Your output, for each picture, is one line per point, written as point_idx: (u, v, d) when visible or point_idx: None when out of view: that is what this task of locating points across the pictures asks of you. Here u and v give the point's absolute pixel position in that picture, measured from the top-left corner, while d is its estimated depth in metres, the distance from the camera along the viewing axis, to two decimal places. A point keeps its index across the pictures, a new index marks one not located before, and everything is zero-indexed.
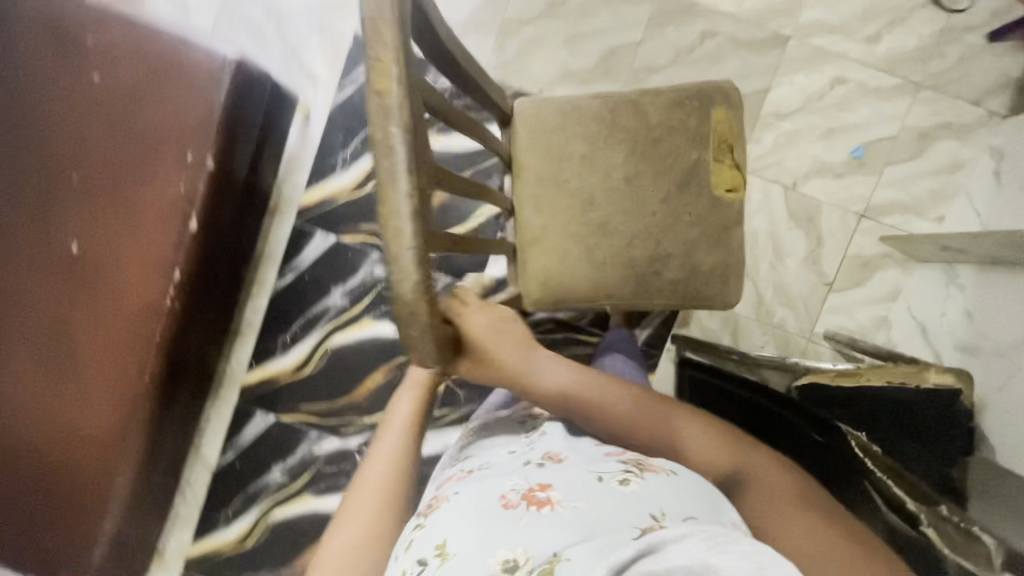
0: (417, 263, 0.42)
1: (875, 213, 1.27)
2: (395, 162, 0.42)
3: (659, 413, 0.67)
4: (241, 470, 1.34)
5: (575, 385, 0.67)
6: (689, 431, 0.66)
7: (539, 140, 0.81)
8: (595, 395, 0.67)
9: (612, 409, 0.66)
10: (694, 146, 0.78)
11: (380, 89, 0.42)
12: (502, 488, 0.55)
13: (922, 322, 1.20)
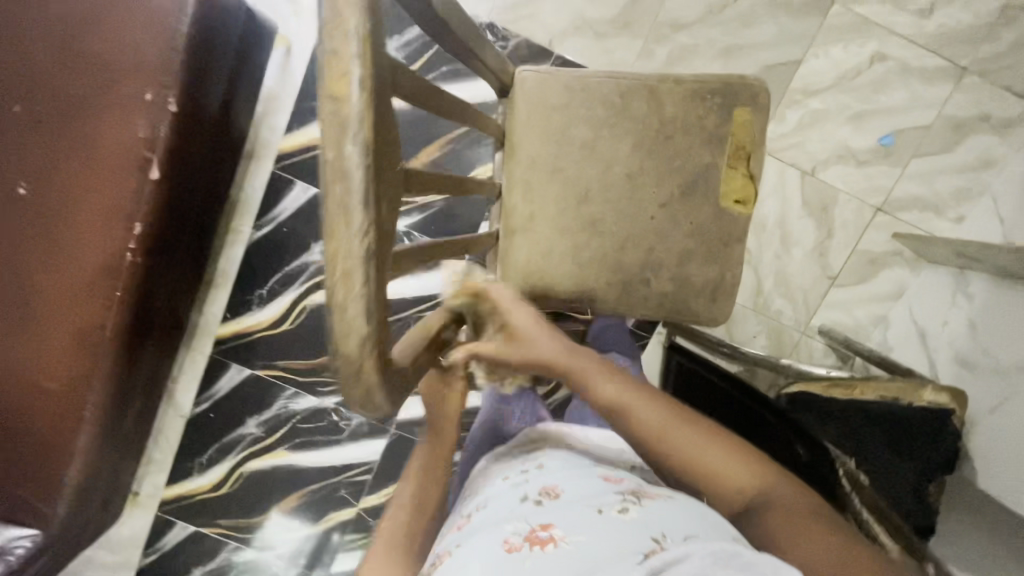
0: (371, 312, 0.31)
1: (893, 207, 1.19)
2: (346, 187, 0.29)
3: (688, 425, 0.56)
4: (215, 420, 1.32)
5: (596, 380, 0.59)
6: (721, 452, 0.55)
7: (539, 119, 0.73)
8: (619, 393, 0.58)
9: (635, 411, 0.57)
10: (706, 149, 0.74)
11: (334, 93, 0.29)
12: (503, 533, 0.51)
13: (922, 328, 1.14)
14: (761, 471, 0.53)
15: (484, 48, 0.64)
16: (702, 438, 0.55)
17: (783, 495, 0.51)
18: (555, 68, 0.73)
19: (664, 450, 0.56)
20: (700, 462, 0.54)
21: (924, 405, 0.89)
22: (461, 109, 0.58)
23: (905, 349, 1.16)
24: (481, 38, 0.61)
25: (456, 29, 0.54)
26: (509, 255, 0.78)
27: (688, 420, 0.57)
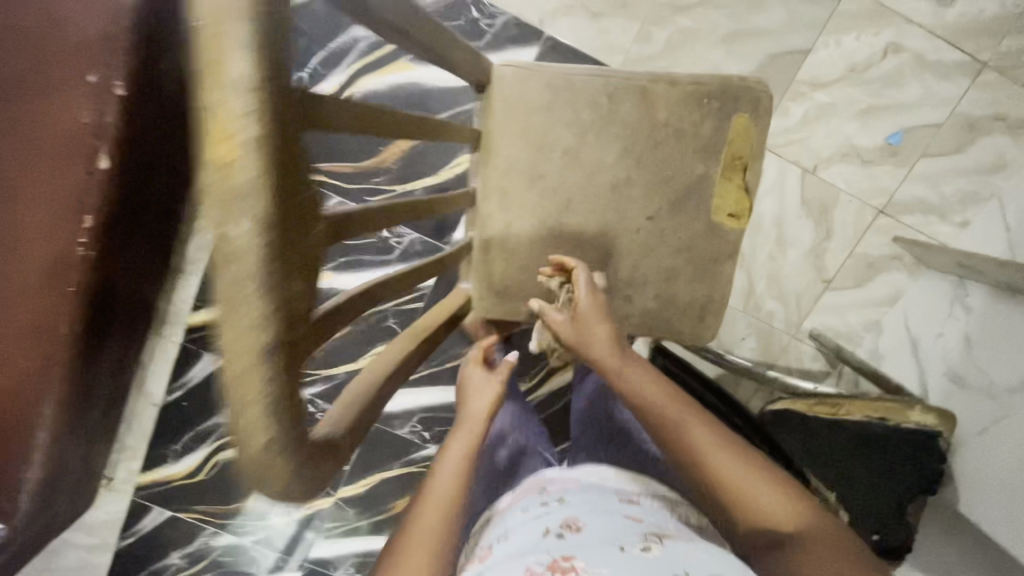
0: (271, 415, 0.25)
1: (895, 210, 1.14)
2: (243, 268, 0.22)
3: (732, 448, 0.52)
4: (189, 409, 1.30)
5: (645, 388, 0.57)
6: (763, 482, 0.50)
7: (517, 122, 0.67)
8: (668, 405, 0.56)
9: (678, 424, 0.54)
10: (700, 158, 0.68)
11: (215, 158, 0.22)
12: (524, 562, 0.49)
13: (916, 337, 1.11)
14: (804, 509, 0.49)
15: (457, 45, 0.57)
16: (746, 464, 0.51)
17: (826, 536, 0.46)
18: (536, 64, 0.66)
19: (701, 471, 0.52)
20: (737, 489, 0.50)
21: (912, 426, 0.86)
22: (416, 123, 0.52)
23: (896, 358, 1.13)
24: (450, 37, 0.54)
25: (418, 31, 0.48)
26: (483, 266, 0.73)
27: (733, 443, 0.53)
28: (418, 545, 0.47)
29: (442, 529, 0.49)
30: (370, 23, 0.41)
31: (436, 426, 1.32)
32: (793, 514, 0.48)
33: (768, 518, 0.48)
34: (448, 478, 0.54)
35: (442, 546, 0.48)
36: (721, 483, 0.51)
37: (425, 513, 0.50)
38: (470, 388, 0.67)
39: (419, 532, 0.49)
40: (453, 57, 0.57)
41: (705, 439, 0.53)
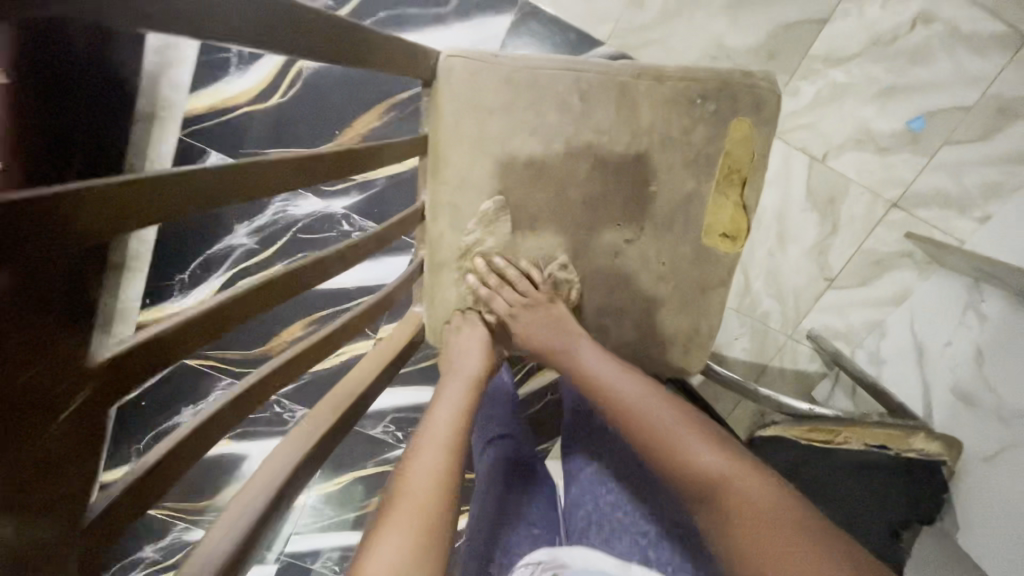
0: None
1: (910, 203, 1.03)
2: None
3: (671, 412, 0.49)
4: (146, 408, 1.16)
5: (599, 364, 0.55)
6: (701, 440, 0.45)
7: (467, 129, 0.55)
8: (618, 379, 0.53)
9: (626, 393, 0.51)
10: (690, 171, 0.58)
11: None
12: None
13: (921, 345, 1.00)
14: (747, 464, 0.43)
15: (382, 42, 0.46)
16: (684, 427, 0.47)
17: (760, 488, 0.40)
18: (491, 55, 0.54)
19: (639, 436, 0.48)
20: (671, 448, 0.45)
21: (914, 454, 0.79)
22: (309, 167, 0.41)
23: (897, 363, 1.03)
24: (354, 29, 0.41)
25: (300, 29, 0.35)
26: (439, 290, 0.64)
27: (680, 411, 0.49)
28: (417, 492, 0.44)
29: (441, 472, 0.46)
30: (253, 41, 0.32)
31: (410, 426, 1.26)
32: (729, 464, 0.43)
33: (701, 474, 0.43)
34: (443, 432, 0.51)
35: (447, 491, 0.45)
36: (657, 444, 0.46)
37: (421, 462, 0.47)
38: (453, 347, 0.63)
39: (415, 480, 0.45)
40: (361, 61, 0.43)
41: (651, 408, 0.49)
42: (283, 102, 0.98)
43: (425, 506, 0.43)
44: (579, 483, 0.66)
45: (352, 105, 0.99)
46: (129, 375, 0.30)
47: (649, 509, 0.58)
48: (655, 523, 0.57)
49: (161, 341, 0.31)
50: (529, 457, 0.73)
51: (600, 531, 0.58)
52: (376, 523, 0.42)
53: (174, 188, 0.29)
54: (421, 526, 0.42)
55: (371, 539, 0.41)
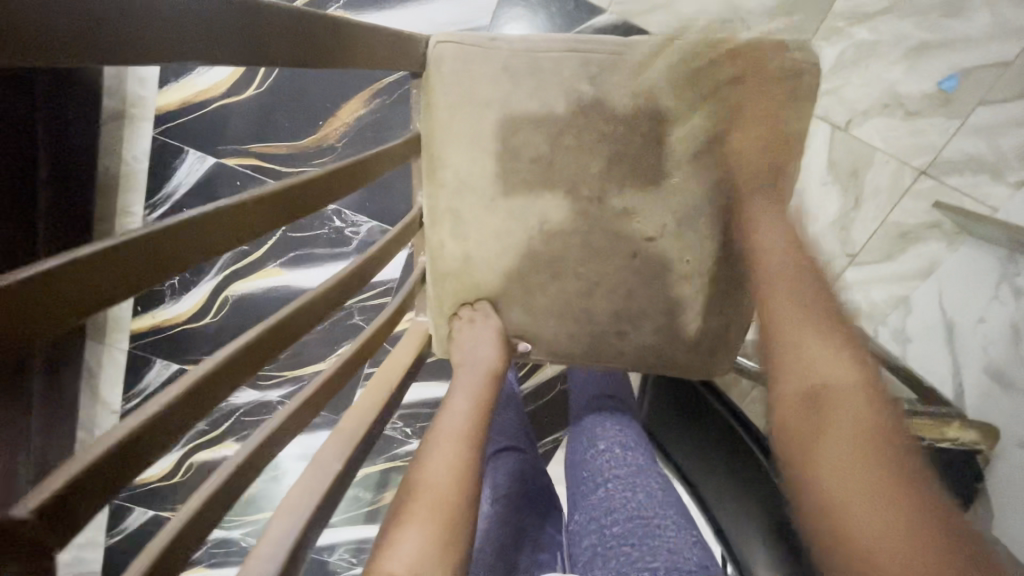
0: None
1: (939, 170, 0.96)
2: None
3: (815, 308, 0.46)
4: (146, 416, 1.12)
5: (766, 231, 0.50)
6: (832, 348, 0.43)
7: (462, 127, 0.50)
8: (775, 256, 0.49)
9: (779, 271, 0.48)
10: (717, 161, 0.51)
11: None
12: None
13: (951, 322, 0.94)
14: (867, 387, 0.41)
15: (352, 28, 0.40)
16: (820, 331, 0.45)
17: (863, 412, 0.40)
18: (486, 39, 0.48)
19: (771, 318, 0.47)
20: (798, 341, 0.44)
21: (950, 445, 0.75)
22: (285, 206, 0.40)
23: (925, 341, 0.99)
24: (317, 28, 0.37)
25: (232, 28, 0.30)
26: (443, 300, 0.59)
27: (827, 311, 0.46)
28: (437, 484, 0.42)
29: (457, 464, 0.44)
30: (189, 57, 0.28)
31: (418, 422, 1.22)
32: (849, 379, 0.42)
33: (810, 378, 0.43)
34: (452, 430, 0.47)
35: (466, 486, 0.43)
36: (782, 336, 0.45)
37: (439, 452, 0.45)
38: (459, 343, 0.57)
39: (432, 473, 0.43)
40: (328, 62, 0.39)
41: (798, 298, 0.46)
42: (262, 93, 0.91)
43: (446, 496, 0.42)
44: (582, 510, 0.58)
45: (335, 92, 0.91)
46: (100, 491, 0.28)
47: (659, 543, 0.49)
48: (663, 560, 0.47)
49: (139, 437, 0.30)
50: (536, 476, 0.71)
51: (605, 566, 0.50)
52: (399, 510, 0.41)
53: (137, 250, 0.29)
54: (444, 519, 0.40)
55: (395, 527, 0.40)
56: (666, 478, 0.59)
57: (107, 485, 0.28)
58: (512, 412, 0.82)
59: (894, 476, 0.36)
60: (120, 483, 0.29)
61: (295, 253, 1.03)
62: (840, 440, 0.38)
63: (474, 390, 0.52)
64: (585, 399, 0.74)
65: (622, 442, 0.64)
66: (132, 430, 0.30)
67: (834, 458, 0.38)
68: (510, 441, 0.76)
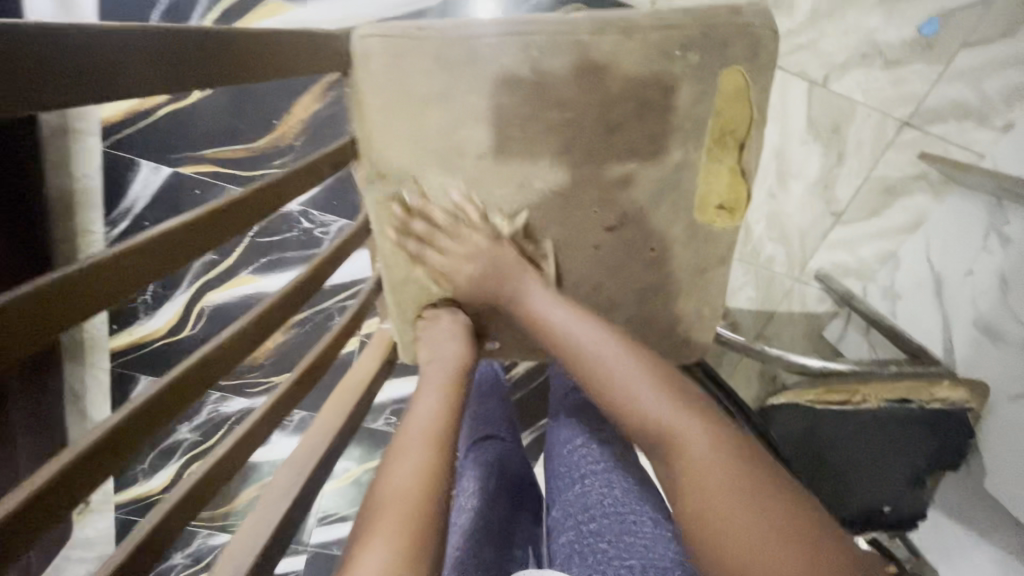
0: None
1: (922, 120, 0.93)
2: None
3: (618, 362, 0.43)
4: None
5: (549, 309, 0.48)
6: (649, 390, 0.41)
7: (401, 127, 0.47)
8: (576, 322, 0.46)
9: (590, 339, 0.45)
10: (676, 140, 0.48)
11: None
12: None
13: (938, 275, 0.92)
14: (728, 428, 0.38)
15: (256, 39, 0.37)
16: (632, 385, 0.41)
17: (697, 438, 0.37)
18: (415, 29, 0.44)
19: (595, 390, 0.43)
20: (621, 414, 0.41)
21: (938, 405, 0.75)
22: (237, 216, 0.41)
23: (913, 296, 0.96)
24: (225, 41, 0.35)
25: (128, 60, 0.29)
26: (405, 305, 0.57)
27: (647, 357, 0.43)
28: (401, 490, 0.38)
29: (429, 469, 0.40)
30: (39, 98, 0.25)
31: None
32: (686, 414, 0.38)
33: (650, 426, 0.39)
34: (418, 433, 0.43)
35: (436, 486, 0.39)
36: (609, 405, 0.42)
37: (405, 460, 0.41)
38: (427, 341, 0.55)
39: (400, 483, 0.39)
40: (253, 73, 0.38)
41: (606, 358, 0.43)
42: (213, 95, 0.87)
43: (409, 508, 0.37)
44: (559, 505, 0.58)
45: (286, 89, 0.87)
46: (35, 526, 0.31)
47: (635, 540, 0.49)
48: (639, 558, 0.47)
49: (72, 469, 0.33)
50: (517, 467, 0.70)
51: (582, 562, 0.49)
52: (363, 528, 0.37)
53: (63, 296, 0.29)
54: (407, 527, 0.36)
55: (357, 543, 0.36)
56: (642, 472, 0.59)
57: (48, 517, 0.32)
58: (495, 401, 0.81)
59: (771, 493, 0.33)
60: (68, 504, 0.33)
61: (266, 258, 1.00)
62: (732, 494, 0.33)
63: (444, 385, 0.49)
64: (562, 392, 0.75)
65: (602, 435, 0.63)
66: (63, 464, 0.32)
67: (710, 510, 0.33)
68: (491, 429, 0.75)
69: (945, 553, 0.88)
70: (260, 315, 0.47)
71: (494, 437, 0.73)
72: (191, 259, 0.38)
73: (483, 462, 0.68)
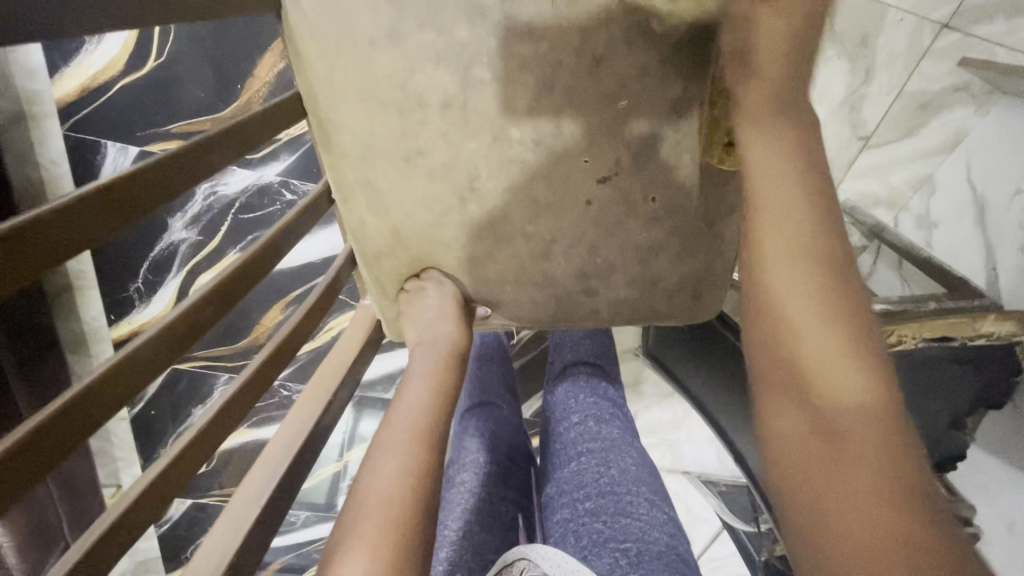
0: None
1: (965, 20, 0.81)
2: None
3: (887, 460, 0.29)
4: (155, 415, 1.06)
5: (769, 184, 0.36)
6: (848, 354, 0.32)
7: (350, 79, 0.40)
8: (799, 320, 0.34)
9: (831, 396, 0.31)
10: (674, 71, 0.41)
11: None
12: None
13: (982, 198, 0.85)
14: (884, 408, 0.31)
15: None
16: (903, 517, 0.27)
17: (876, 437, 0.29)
18: None
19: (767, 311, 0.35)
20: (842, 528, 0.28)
21: (983, 341, 0.68)
22: (200, 163, 0.41)
23: (952, 223, 0.89)
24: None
25: None
26: (384, 281, 0.52)
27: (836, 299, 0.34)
28: (382, 495, 0.37)
29: (409, 472, 0.38)
30: None
31: None
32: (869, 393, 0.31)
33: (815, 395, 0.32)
34: (401, 430, 0.41)
35: (419, 487, 0.38)
36: (841, 507, 0.28)
37: (383, 461, 0.39)
38: (412, 320, 0.51)
39: (374, 487, 0.37)
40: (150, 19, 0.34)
41: (800, 292, 0.34)
42: (169, 63, 0.79)
43: (391, 513, 0.36)
44: (555, 482, 0.55)
45: (246, 49, 0.81)
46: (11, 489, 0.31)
47: (631, 522, 0.47)
48: (635, 541, 0.45)
49: (39, 435, 0.32)
50: (512, 434, 0.67)
51: (576, 543, 0.46)
52: (342, 534, 0.35)
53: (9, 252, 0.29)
54: (388, 535, 0.35)
55: (335, 550, 0.35)
56: (641, 452, 0.57)
57: (14, 488, 0.31)
58: (494, 369, 0.77)
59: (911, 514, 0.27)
60: (44, 466, 0.33)
61: (251, 236, 0.96)
62: (859, 497, 0.28)
63: (429, 374, 0.46)
64: (560, 366, 0.72)
65: (599, 414, 0.62)
66: (27, 432, 0.32)
67: (841, 498, 0.28)
68: (489, 399, 0.72)
69: (981, 490, 0.85)
70: (202, 301, 0.44)
71: (497, 407, 0.71)
72: (132, 219, 0.36)
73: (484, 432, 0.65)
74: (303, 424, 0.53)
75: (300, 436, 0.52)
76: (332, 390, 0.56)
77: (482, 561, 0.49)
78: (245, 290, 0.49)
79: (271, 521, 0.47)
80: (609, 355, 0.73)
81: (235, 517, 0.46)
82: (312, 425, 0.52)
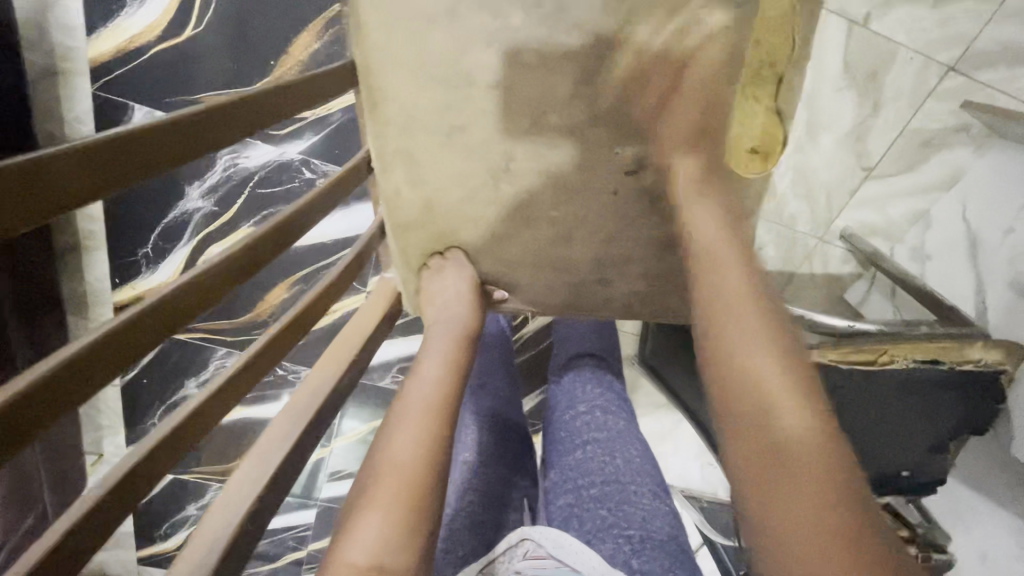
0: None
1: (970, 65, 0.86)
2: None
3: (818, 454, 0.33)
4: (148, 384, 1.06)
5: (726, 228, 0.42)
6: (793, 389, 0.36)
7: (404, 54, 0.42)
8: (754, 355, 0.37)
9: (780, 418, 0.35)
10: (707, 75, 0.44)
11: None
12: None
13: (976, 234, 0.87)
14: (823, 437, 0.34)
15: None
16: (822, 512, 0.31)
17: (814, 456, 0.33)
18: None
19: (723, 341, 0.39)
20: (804, 551, 0.30)
21: (971, 366, 0.70)
22: (248, 113, 0.42)
23: (946, 256, 0.91)
24: None
25: None
26: (410, 253, 0.54)
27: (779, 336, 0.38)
28: (402, 463, 0.38)
29: (428, 442, 0.39)
30: None
31: None
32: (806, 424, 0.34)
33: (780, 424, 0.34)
34: (418, 403, 0.42)
35: (437, 455, 0.39)
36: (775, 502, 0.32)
37: (405, 431, 0.40)
38: (432, 295, 0.52)
39: (395, 453, 0.39)
40: None
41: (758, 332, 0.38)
42: (204, 32, 0.81)
43: (413, 476, 0.37)
44: (558, 468, 0.56)
45: (282, 27, 0.81)
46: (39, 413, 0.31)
47: (633, 511, 0.49)
48: (638, 529, 0.47)
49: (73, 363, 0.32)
50: (513, 418, 0.68)
51: (580, 527, 0.48)
52: (365, 492, 0.37)
53: (45, 176, 0.28)
54: (411, 497, 0.36)
55: (355, 509, 0.36)
56: (644, 445, 0.59)
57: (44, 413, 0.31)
58: (497, 354, 0.78)
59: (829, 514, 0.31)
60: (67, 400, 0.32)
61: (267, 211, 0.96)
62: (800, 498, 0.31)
63: (445, 349, 0.47)
64: (564, 357, 0.73)
65: (605, 406, 0.64)
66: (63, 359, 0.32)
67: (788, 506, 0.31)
68: (491, 382, 0.73)
69: (959, 518, 0.87)
70: (235, 256, 0.44)
71: (499, 391, 0.72)
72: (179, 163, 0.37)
73: (484, 416, 0.66)
74: (317, 389, 0.54)
75: (316, 398, 0.53)
76: (346, 359, 0.57)
77: (485, 540, 0.50)
78: (278, 250, 0.49)
79: (284, 479, 0.48)
80: (611, 348, 0.75)
81: (248, 473, 0.46)
82: (328, 389, 0.53)
